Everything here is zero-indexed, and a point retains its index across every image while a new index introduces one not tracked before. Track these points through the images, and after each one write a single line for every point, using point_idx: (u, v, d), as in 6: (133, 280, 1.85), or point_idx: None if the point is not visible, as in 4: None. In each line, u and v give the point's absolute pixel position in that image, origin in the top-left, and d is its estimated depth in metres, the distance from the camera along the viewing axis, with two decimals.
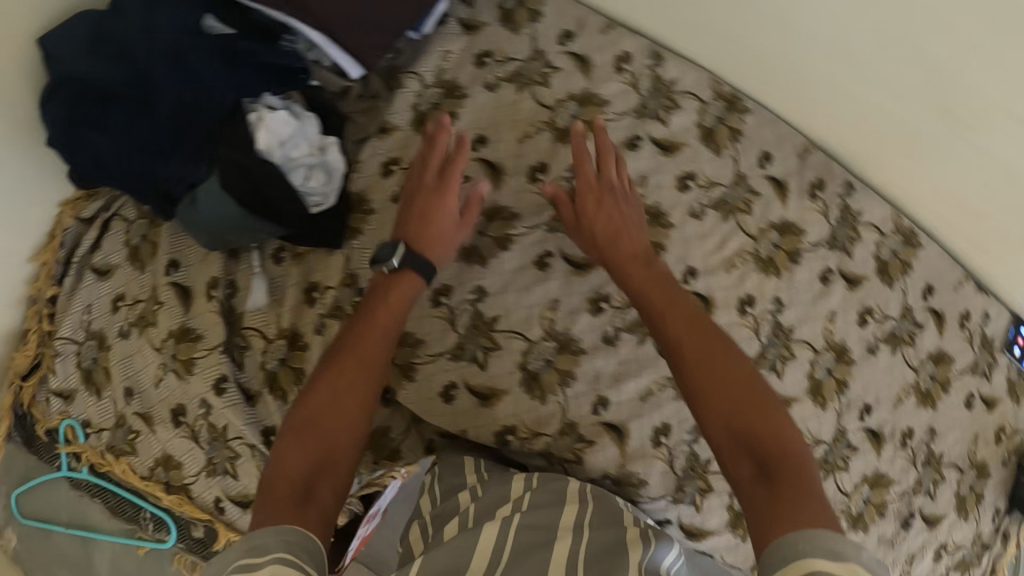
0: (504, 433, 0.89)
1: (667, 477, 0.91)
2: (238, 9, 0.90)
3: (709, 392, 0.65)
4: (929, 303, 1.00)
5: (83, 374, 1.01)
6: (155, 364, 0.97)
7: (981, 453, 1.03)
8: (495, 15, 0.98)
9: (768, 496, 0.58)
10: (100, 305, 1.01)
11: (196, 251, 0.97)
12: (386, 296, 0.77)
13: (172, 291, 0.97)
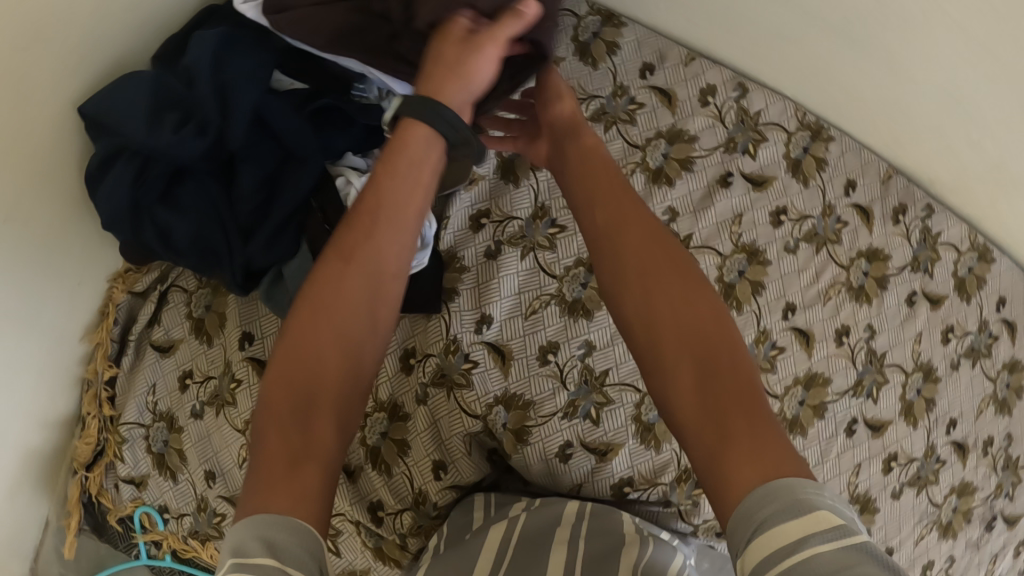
0: (623, 485, 0.88)
1: None
2: (308, 60, 0.84)
3: (667, 322, 0.58)
4: (1002, 314, 1.03)
5: (156, 458, 0.94)
6: (237, 445, 0.91)
7: None
8: (571, 50, 0.95)
9: (719, 445, 0.51)
10: (165, 384, 0.93)
11: (271, 321, 0.91)
12: (368, 226, 0.61)
13: (249, 367, 0.91)
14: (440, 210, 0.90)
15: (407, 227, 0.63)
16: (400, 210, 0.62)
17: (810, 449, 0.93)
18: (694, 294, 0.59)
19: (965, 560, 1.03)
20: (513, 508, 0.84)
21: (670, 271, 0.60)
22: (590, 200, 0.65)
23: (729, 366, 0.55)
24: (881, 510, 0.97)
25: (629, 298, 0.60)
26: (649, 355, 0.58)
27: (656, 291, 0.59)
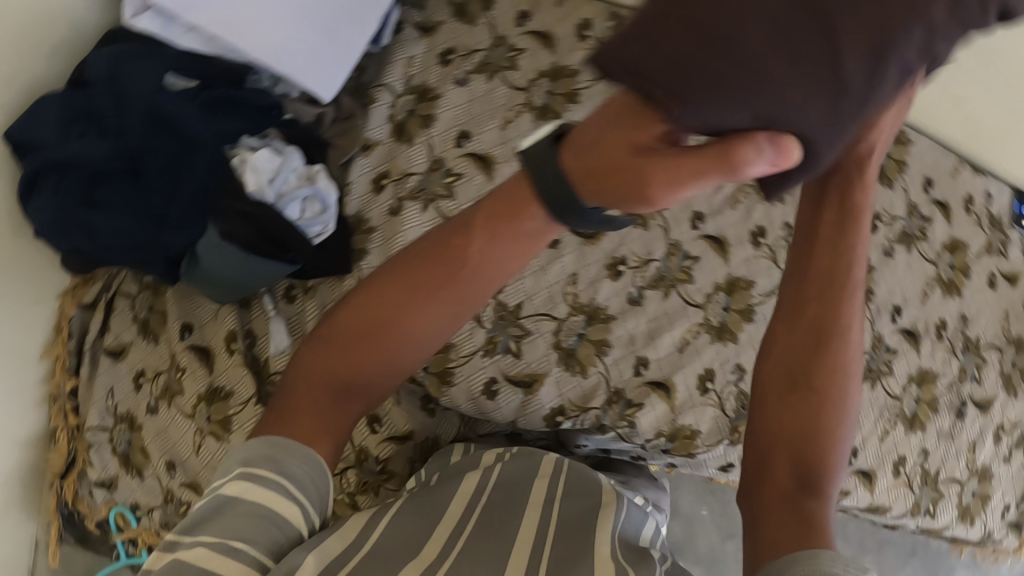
0: (555, 414, 0.88)
1: (717, 422, 0.90)
2: (196, 59, 0.88)
3: (790, 366, 0.61)
4: (930, 195, 1.02)
5: (121, 458, 0.98)
6: (191, 432, 0.95)
7: (1015, 328, 1.04)
8: (448, 13, 0.98)
9: (792, 483, 0.58)
10: (122, 386, 0.98)
11: (207, 309, 0.96)
12: (438, 278, 0.60)
13: (192, 356, 0.95)
14: (342, 178, 0.94)
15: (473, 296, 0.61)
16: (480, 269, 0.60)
17: (744, 354, 0.91)
18: (844, 322, 0.61)
19: (943, 452, 0.99)
20: (485, 455, 0.81)
21: (813, 311, 0.62)
22: (817, 263, 0.62)
23: (829, 411, 0.60)
24: None
25: (805, 317, 0.62)
26: (765, 378, 0.63)
27: (794, 316, 0.63)
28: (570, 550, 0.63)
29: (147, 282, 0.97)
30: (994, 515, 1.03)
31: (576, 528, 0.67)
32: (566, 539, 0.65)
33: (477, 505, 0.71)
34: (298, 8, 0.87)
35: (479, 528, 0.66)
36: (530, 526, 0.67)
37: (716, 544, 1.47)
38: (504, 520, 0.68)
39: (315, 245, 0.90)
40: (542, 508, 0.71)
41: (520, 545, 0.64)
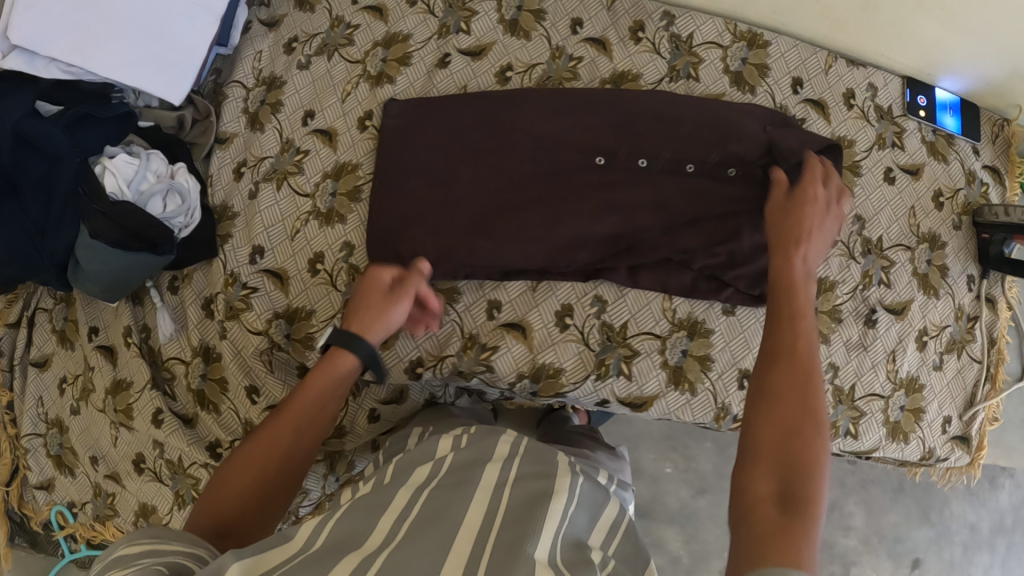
0: (413, 366, 0.89)
1: (581, 358, 0.88)
2: (64, 88, 0.93)
3: (774, 384, 0.59)
4: (801, 96, 0.97)
5: (56, 459, 1.03)
6: (107, 426, 1.00)
7: (924, 224, 0.98)
8: (290, 4, 1.02)
9: (778, 497, 0.52)
10: (49, 394, 1.03)
11: (107, 309, 1.00)
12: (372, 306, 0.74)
13: (100, 355, 1.00)
14: (206, 172, 0.99)
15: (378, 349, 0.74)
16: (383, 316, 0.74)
17: (602, 283, 0.89)
18: (807, 344, 0.61)
19: (853, 365, 0.94)
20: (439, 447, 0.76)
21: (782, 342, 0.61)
22: (788, 301, 0.65)
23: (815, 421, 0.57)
24: (715, 331, 0.90)
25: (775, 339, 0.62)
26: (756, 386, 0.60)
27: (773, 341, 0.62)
28: (516, 537, 0.59)
29: (58, 296, 1.02)
30: (933, 430, 0.97)
31: (522, 518, 0.62)
32: (512, 523, 0.61)
33: (421, 496, 0.66)
34: (142, 22, 0.92)
35: (423, 513, 0.63)
36: (479, 510, 0.64)
37: (687, 501, 1.42)
38: (449, 503, 0.65)
39: (182, 237, 0.94)
40: (490, 494, 0.66)
41: (465, 532, 0.60)
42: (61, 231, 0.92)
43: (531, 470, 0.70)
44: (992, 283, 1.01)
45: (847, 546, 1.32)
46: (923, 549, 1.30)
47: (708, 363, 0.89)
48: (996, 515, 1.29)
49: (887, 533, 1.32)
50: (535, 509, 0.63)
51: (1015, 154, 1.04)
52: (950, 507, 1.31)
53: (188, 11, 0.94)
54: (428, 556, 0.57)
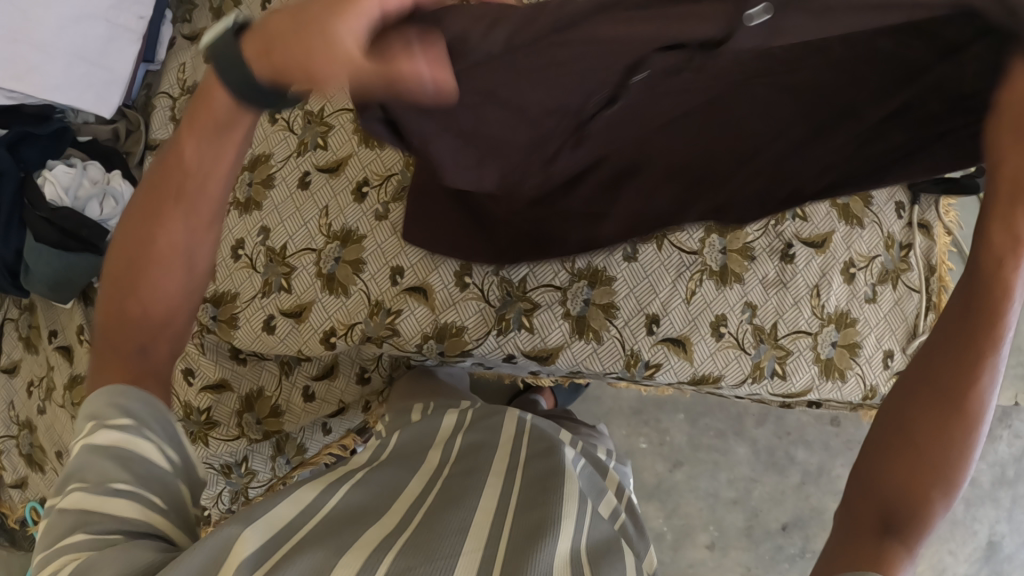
0: (330, 338, 0.91)
1: (484, 316, 0.88)
2: (8, 114, 1.00)
3: (959, 344, 0.49)
4: None
5: (28, 457, 1.09)
6: (66, 421, 1.05)
7: None
8: (209, 17, 1.09)
9: (904, 478, 0.49)
10: (20, 396, 1.10)
11: (63, 312, 1.07)
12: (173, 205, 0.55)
13: (59, 355, 1.06)
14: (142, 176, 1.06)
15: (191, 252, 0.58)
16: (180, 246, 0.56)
17: None
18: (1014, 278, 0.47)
19: (775, 304, 0.90)
20: (442, 426, 0.83)
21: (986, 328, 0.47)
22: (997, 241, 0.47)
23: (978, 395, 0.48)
24: (619, 278, 0.88)
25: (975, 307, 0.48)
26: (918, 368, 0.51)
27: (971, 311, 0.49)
28: (532, 524, 0.59)
29: (22, 304, 1.10)
30: (873, 367, 0.91)
31: (532, 503, 0.63)
32: (526, 509, 0.63)
33: (437, 480, 0.70)
34: (65, 43, 0.97)
35: (438, 498, 0.65)
36: (493, 495, 0.66)
37: (664, 474, 1.38)
38: (464, 490, 0.67)
39: None
40: (505, 475, 0.71)
41: (483, 513, 0.62)
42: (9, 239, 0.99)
43: (539, 449, 0.77)
44: (925, 209, 0.95)
45: None
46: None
47: (613, 311, 0.88)
48: (997, 468, 1.26)
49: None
50: (547, 491, 0.65)
51: None
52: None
53: (109, 29, 1.01)
54: (450, 539, 0.55)
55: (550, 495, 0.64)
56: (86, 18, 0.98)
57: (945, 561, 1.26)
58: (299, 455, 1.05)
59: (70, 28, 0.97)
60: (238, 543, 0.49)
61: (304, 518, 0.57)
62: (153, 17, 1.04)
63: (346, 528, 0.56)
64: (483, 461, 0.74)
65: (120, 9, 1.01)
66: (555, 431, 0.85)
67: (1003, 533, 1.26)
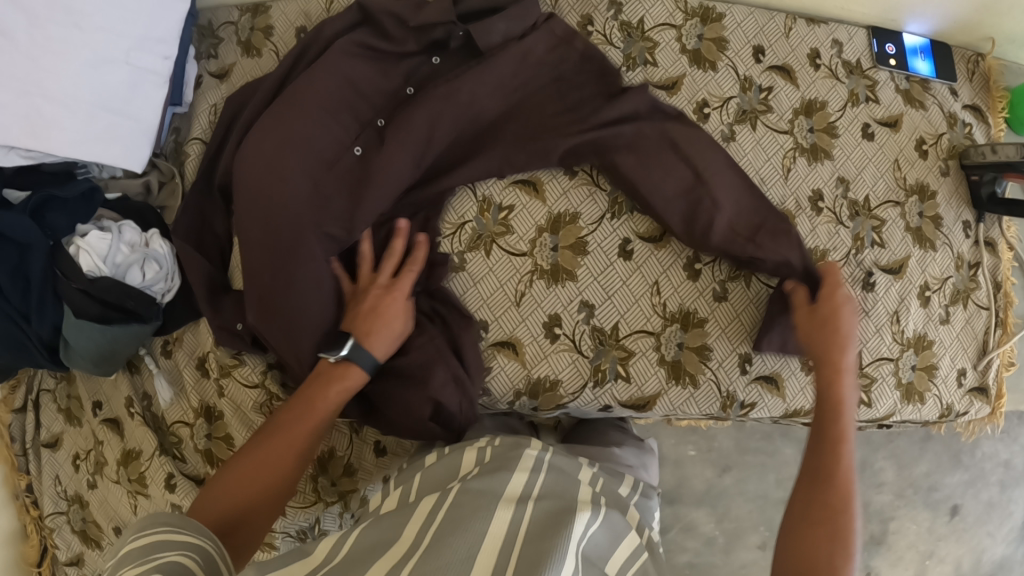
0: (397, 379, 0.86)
1: (577, 368, 0.87)
2: (27, 174, 0.91)
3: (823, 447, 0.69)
4: (764, 64, 0.94)
5: (80, 535, 1.02)
6: (124, 496, 0.98)
7: (910, 176, 0.96)
8: (238, 52, 1.00)
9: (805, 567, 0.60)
10: (65, 472, 1.01)
11: (107, 382, 0.99)
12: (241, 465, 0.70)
13: (107, 428, 0.99)
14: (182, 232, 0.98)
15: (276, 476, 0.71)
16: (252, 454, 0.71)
17: (586, 287, 0.87)
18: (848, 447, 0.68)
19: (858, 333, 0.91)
20: (464, 461, 0.75)
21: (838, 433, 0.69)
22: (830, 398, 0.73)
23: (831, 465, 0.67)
24: (709, 319, 0.88)
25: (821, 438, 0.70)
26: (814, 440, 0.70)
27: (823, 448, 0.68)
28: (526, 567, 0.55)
29: (58, 374, 1.01)
30: (948, 386, 0.94)
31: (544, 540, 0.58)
32: (532, 541, 0.58)
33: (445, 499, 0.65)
34: (90, 91, 0.88)
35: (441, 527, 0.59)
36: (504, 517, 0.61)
37: (714, 480, 1.41)
38: (472, 512, 0.61)
39: (166, 301, 0.94)
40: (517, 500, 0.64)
41: (489, 542, 0.58)
42: (45, 315, 0.90)
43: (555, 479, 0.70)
44: (989, 226, 0.98)
45: (882, 502, 1.32)
46: (960, 495, 1.33)
47: (707, 353, 0.87)
48: None
49: (921, 482, 1.33)
50: (557, 525, 0.60)
51: (995, 89, 1.00)
52: (982, 448, 1.34)
53: (133, 73, 0.92)
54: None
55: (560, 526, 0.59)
56: (108, 62, 0.89)
57: (983, 543, 1.34)
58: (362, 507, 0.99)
59: (92, 75, 0.87)
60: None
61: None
62: (176, 55, 0.97)
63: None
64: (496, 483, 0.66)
65: (143, 49, 0.92)
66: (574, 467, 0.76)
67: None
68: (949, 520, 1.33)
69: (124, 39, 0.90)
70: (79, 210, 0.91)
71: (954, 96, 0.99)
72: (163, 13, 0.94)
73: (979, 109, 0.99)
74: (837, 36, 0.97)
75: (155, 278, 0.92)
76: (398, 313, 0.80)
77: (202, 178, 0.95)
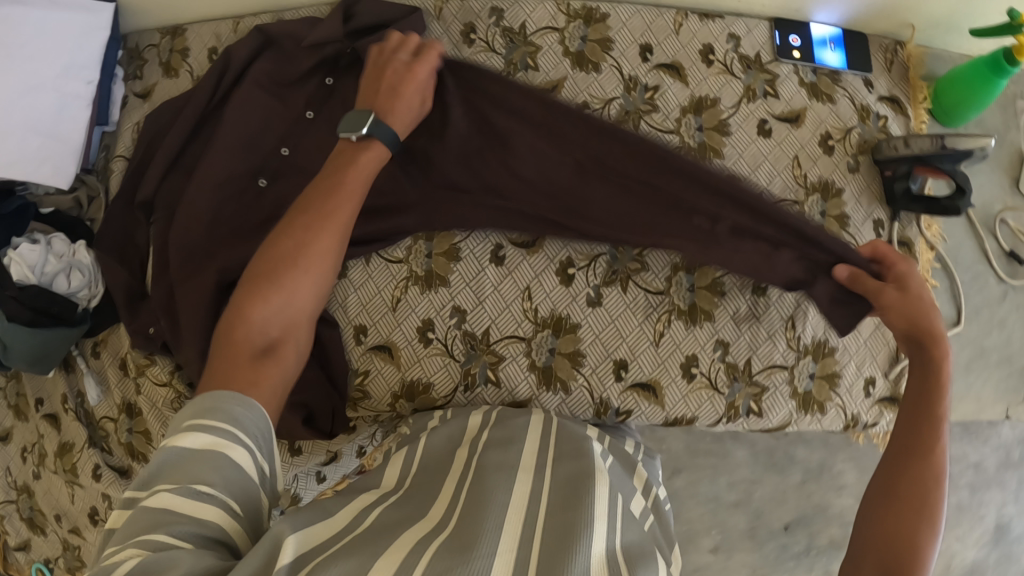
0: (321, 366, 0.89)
1: (449, 372, 0.87)
2: None
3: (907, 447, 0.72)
4: (652, 62, 0.93)
5: (30, 521, 1.10)
6: (63, 486, 1.05)
7: (812, 173, 0.91)
8: (159, 72, 1.02)
9: (894, 526, 0.68)
10: (16, 462, 1.10)
11: (46, 382, 1.07)
12: (272, 290, 0.69)
13: (47, 423, 1.06)
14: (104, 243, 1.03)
15: (309, 284, 0.71)
16: (298, 270, 0.70)
17: (458, 293, 0.88)
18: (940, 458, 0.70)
19: (748, 340, 0.87)
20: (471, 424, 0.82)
21: (931, 426, 0.72)
22: (925, 396, 0.73)
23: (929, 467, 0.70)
24: (583, 325, 0.86)
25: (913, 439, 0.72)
26: (893, 449, 0.73)
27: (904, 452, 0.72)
28: (558, 530, 0.59)
29: (7, 374, 1.10)
30: (854, 396, 0.88)
31: (566, 506, 0.63)
32: (556, 508, 0.63)
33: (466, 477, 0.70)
34: (20, 115, 0.93)
35: (468, 496, 0.66)
36: (526, 489, 0.67)
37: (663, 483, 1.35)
38: (493, 482, 0.67)
39: (92, 307, 0.99)
40: (534, 473, 0.71)
41: (515, 511, 0.62)
42: None
43: (568, 449, 0.76)
44: (904, 224, 0.92)
45: None
46: None
47: (579, 359, 0.86)
48: (1002, 451, 1.22)
49: None
50: (579, 492, 0.65)
51: (914, 77, 0.95)
52: (950, 451, 1.21)
53: (60, 98, 0.95)
54: (489, 537, 0.57)
55: (582, 490, 0.65)
56: (36, 89, 0.93)
57: (953, 547, 1.27)
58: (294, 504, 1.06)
59: (21, 101, 0.92)
60: (284, 545, 0.53)
61: (337, 538, 0.57)
62: (102, 79, 0.99)
63: (389, 531, 0.58)
64: (511, 454, 0.73)
65: (67, 76, 0.95)
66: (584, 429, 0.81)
67: (1010, 514, 1.26)
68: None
69: (50, 66, 0.94)
70: (14, 224, 0.97)
71: (868, 86, 0.95)
72: (85, 39, 0.96)
73: (894, 99, 0.94)
74: (733, 30, 0.94)
75: (81, 285, 0.96)
76: (416, 94, 0.78)
77: (122, 194, 0.99)
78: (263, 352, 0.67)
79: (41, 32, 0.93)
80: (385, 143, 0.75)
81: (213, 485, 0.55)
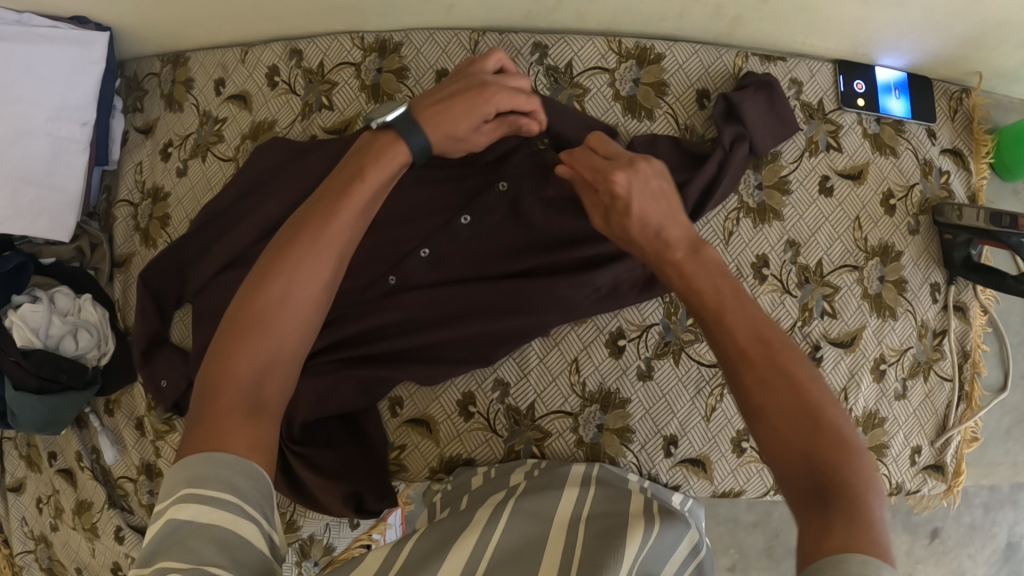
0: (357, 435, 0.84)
1: (493, 449, 0.84)
2: None
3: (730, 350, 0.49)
4: (709, 110, 0.86)
5: (48, 572, 1.07)
6: (81, 541, 1.01)
7: (872, 236, 0.87)
8: (161, 105, 0.97)
9: (789, 449, 0.45)
10: (31, 513, 1.06)
11: (58, 436, 1.02)
12: (253, 327, 0.52)
13: (62, 478, 1.02)
14: (112, 297, 0.96)
15: (305, 312, 0.54)
16: (290, 296, 0.53)
17: (501, 365, 0.83)
18: (774, 346, 0.48)
19: None
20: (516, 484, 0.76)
21: (727, 314, 0.50)
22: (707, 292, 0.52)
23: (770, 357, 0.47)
24: (632, 400, 0.83)
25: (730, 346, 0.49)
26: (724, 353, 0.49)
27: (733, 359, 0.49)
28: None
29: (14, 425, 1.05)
30: (900, 465, 0.87)
31: (601, 552, 0.58)
32: (590, 559, 0.57)
33: (503, 520, 0.63)
34: (10, 165, 0.86)
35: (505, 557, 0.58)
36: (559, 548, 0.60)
37: None
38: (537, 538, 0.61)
39: (102, 365, 0.92)
40: (566, 530, 0.63)
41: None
42: None
43: (609, 504, 0.69)
44: (960, 289, 0.89)
45: None
46: (941, 518, 1.24)
47: (628, 435, 0.83)
48: None
49: (900, 506, 1.24)
50: (611, 542, 0.59)
51: (979, 130, 0.90)
52: None
53: (52, 141, 0.89)
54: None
55: (615, 533, 0.61)
56: (26, 134, 0.87)
57: (964, 565, 1.25)
58: (327, 555, 0.94)
59: (11, 150, 0.86)
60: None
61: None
62: (99, 115, 0.93)
63: None
64: (546, 507, 0.68)
65: (61, 118, 0.88)
66: (629, 481, 0.78)
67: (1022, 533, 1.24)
68: (928, 543, 1.25)
69: (41, 109, 0.87)
70: (13, 279, 0.90)
71: (932, 139, 0.89)
72: (79, 76, 0.89)
73: (957, 152, 0.90)
74: (797, 74, 0.87)
75: (89, 346, 0.90)
76: (469, 126, 0.65)
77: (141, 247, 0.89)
78: (253, 409, 0.50)
79: (28, 70, 0.85)
80: (410, 151, 0.61)
81: (225, 569, 0.42)
